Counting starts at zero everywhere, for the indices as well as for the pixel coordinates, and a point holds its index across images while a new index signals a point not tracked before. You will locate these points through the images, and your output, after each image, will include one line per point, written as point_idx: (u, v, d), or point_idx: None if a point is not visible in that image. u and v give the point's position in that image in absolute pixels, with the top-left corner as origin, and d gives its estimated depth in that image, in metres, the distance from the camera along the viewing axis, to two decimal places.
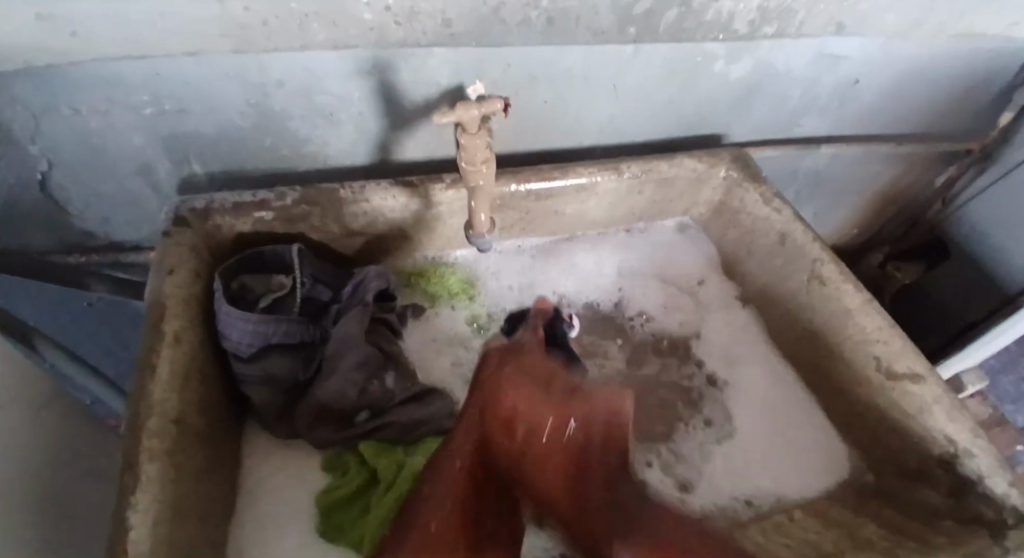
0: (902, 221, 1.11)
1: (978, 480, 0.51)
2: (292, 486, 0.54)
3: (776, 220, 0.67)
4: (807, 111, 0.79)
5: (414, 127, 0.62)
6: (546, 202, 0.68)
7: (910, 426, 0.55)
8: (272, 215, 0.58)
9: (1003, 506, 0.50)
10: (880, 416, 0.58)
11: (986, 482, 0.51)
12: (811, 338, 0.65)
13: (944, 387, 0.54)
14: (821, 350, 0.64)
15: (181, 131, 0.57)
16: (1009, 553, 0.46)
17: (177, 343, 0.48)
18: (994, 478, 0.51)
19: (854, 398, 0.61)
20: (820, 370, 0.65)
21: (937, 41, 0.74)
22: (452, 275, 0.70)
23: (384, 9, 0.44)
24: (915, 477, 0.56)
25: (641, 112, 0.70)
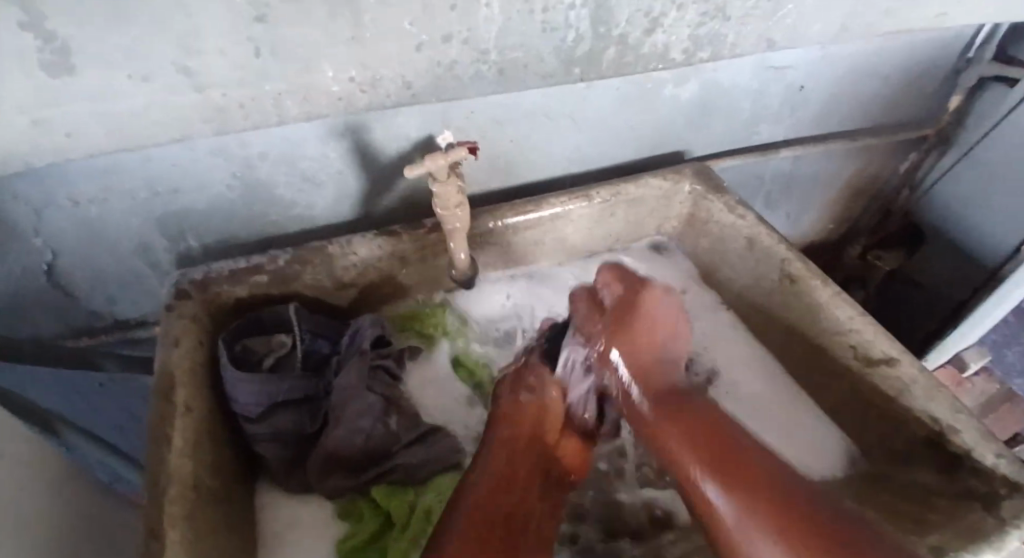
0: (875, 212, 1.15)
1: (968, 453, 0.52)
2: (309, 536, 0.56)
3: (742, 225, 0.70)
4: (760, 120, 0.84)
5: (392, 180, 0.66)
6: (524, 234, 0.71)
7: (893, 407, 0.57)
8: (266, 277, 0.61)
9: (995, 477, 0.50)
10: (866, 401, 0.61)
11: (975, 454, 0.52)
12: (792, 334, 0.67)
13: (921, 366, 0.56)
14: (803, 343, 0.67)
15: (174, 210, 0.61)
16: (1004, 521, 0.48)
17: (187, 410, 0.50)
18: (982, 449, 0.51)
19: (841, 387, 0.64)
20: (806, 365, 0.68)
21: (869, 41, 0.79)
22: (444, 313, 0.73)
23: (349, 81, 0.48)
24: (908, 458, 0.58)
25: (603, 140, 0.74)
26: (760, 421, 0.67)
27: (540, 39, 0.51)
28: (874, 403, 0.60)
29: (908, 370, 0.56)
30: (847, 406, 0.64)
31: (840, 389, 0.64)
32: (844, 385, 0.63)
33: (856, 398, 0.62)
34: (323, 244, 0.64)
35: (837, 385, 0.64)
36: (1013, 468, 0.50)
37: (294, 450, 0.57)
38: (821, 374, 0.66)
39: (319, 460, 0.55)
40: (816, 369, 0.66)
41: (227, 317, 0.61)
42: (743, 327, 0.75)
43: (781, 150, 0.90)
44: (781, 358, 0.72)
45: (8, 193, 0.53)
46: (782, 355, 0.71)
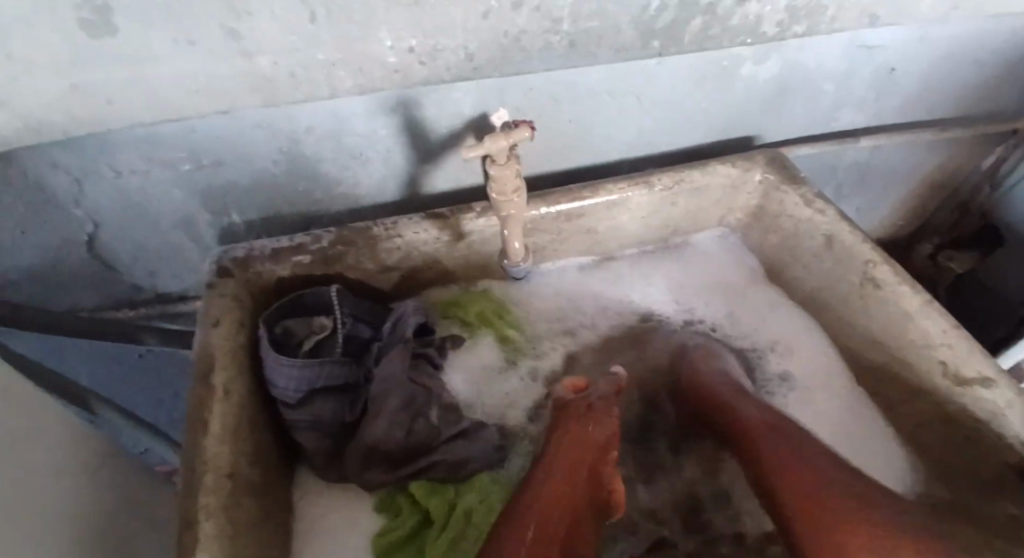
0: (951, 209, 1.06)
1: None
2: (347, 526, 0.54)
3: (820, 222, 0.64)
4: (843, 104, 0.76)
5: (441, 159, 0.62)
6: (578, 222, 0.67)
7: (986, 433, 0.52)
8: (309, 258, 0.58)
9: None
10: (953, 425, 0.55)
11: None
12: (870, 345, 0.61)
13: (1018, 390, 0.49)
14: (882, 355, 0.60)
15: (217, 183, 0.58)
16: None
17: (226, 396, 0.48)
18: None
19: (921, 407, 0.58)
20: (885, 380, 0.62)
21: (976, 20, 0.70)
22: (489, 301, 0.69)
23: (406, 49, 0.44)
24: (994, 489, 0.53)
25: (669, 122, 0.68)
26: (823, 438, 0.63)
27: (619, 7, 0.46)
28: (961, 429, 0.54)
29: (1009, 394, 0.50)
30: (931, 428, 0.58)
31: (922, 409, 0.58)
32: (929, 406, 0.57)
33: (939, 420, 0.56)
34: (367, 225, 0.61)
35: (920, 404, 0.58)
36: None
37: (333, 440, 0.55)
38: (903, 393, 0.60)
39: (359, 453, 0.53)
40: (894, 384, 0.60)
41: (269, 297, 0.59)
42: (811, 333, 0.69)
43: (860, 139, 0.82)
44: (854, 368, 0.66)
45: (50, 161, 0.51)
46: (857, 366, 0.65)
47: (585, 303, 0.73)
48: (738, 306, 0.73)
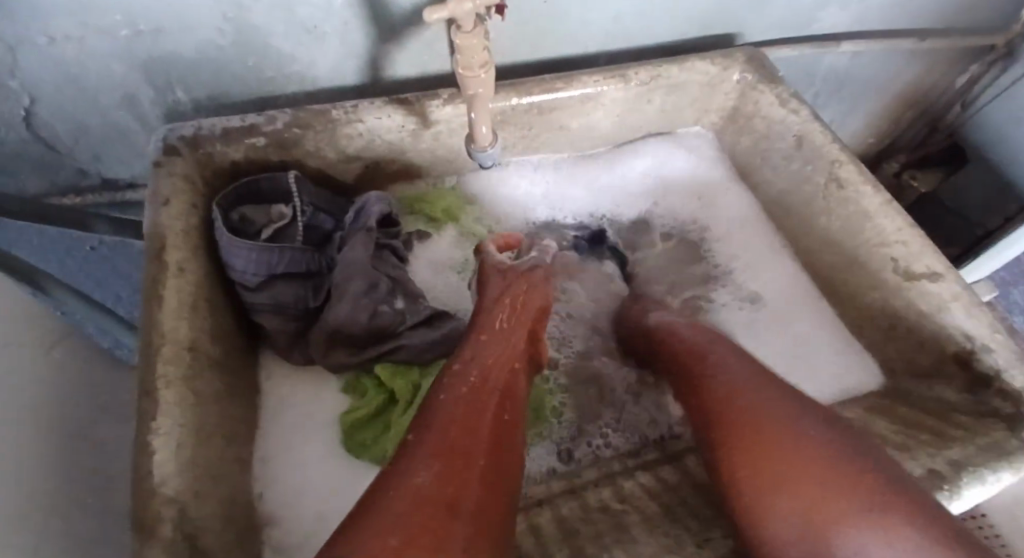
0: (921, 128, 1.06)
1: (997, 375, 0.50)
2: (313, 404, 0.55)
3: (792, 121, 0.63)
4: (828, 3, 0.73)
5: (405, 39, 0.58)
6: (549, 116, 0.64)
7: (925, 325, 0.54)
8: (264, 141, 0.55)
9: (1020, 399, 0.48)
10: (897, 318, 0.57)
11: (1006, 376, 0.49)
12: (828, 246, 0.63)
13: (964, 284, 0.53)
14: (839, 255, 0.62)
15: (159, 54, 0.53)
16: None
17: (181, 273, 0.47)
18: (1013, 371, 0.49)
19: (868, 301, 0.61)
20: (839, 278, 0.63)
21: None
22: (455, 197, 0.68)
23: None
24: (930, 375, 0.56)
25: (648, 10, 0.65)
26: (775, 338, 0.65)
27: None
28: (903, 320, 0.57)
29: (952, 287, 0.52)
30: (875, 322, 0.61)
31: (869, 304, 0.60)
32: (876, 301, 0.59)
33: (883, 313, 0.59)
34: (326, 108, 0.56)
35: (867, 299, 0.60)
36: None
37: (298, 324, 0.55)
38: (854, 289, 0.62)
39: (322, 335, 0.53)
40: (846, 280, 0.62)
41: (222, 181, 0.56)
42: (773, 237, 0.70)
43: (842, 44, 0.80)
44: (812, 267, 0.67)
45: None
46: (817, 266, 0.66)
47: (569, 200, 0.72)
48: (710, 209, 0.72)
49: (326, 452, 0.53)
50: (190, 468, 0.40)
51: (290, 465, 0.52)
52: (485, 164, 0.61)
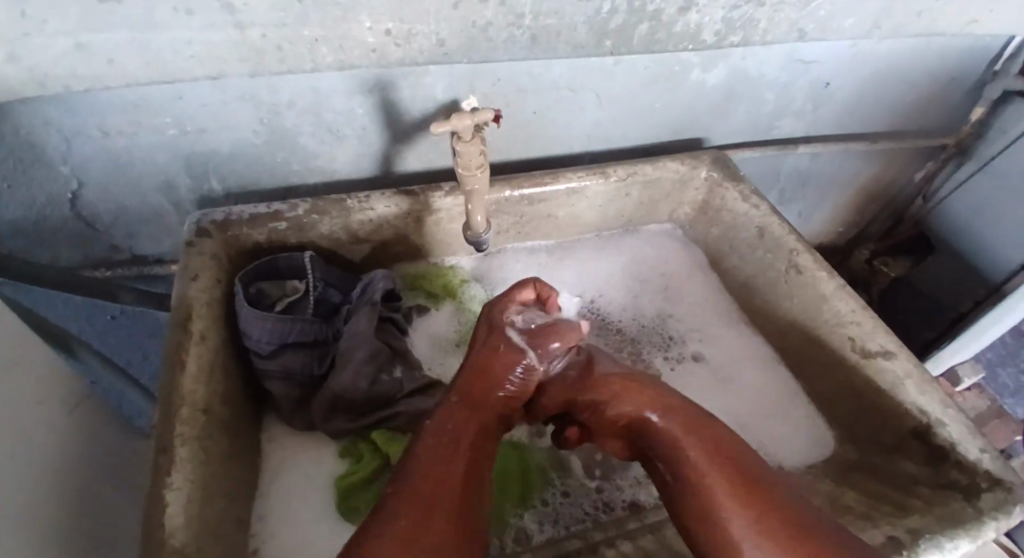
0: (887, 218, 1.15)
1: (952, 448, 0.52)
2: (312, 466, 0.58)
3: (754, 215, 0.71)
4: (783, 113, 0.84)
5: (414, 141, 0.67)
6: (540, 206, 0.72)
7: (885, 401, 0.57)
8: (285, 225, 0.63)
9: (976, 471, 0.50)
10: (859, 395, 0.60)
11: (960, 449, 0.52)
12: (796, 327, 0.67)
13: (915, 362, 0.56)
14: (805, 335, 0.66)
15: (199, 148, 0.62)
16: (983, 517, 0.47)
17: (202, 340, 0.52)
18: (966, 445, 0.52)
19: (832, 378, 0.63)
20: (807, 354, 0.66)
21: (899, 42, 0.79)
22: (453, 276, 0.74)
23: (385, 33, 0.50)
24: (894, 450, 0.58)
25: (625, 118, 0.74)
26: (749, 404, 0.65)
27: (574, 6, 0.52)
28: (864, 395, 0.60)
29: (903, 364, 0.56)
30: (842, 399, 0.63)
31: (836, 379, 0.63)
32: (840, 377, 0.62)
33: (847, 390, 0.62)
34: (344, 199, 0.65)
35: (831, 376, 0.63)
36: (996, 464, 0.50)
37: (302, 390, 0.59)
38: (819, 366, 0.65)
39: (324, 401, 0.57)
40: (814, 356, 0.65)
41: (245, 258, 0.63)
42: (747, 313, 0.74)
43: (800, 146, 0.90)
44: (782, 342, 0.70)
45: (39, 117, 0.54)
46: (788, 341, 0.69)
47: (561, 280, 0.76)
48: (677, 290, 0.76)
49: (322, 514, 0.55)
50: (198, 523, 0.43)
51: (286, 526, 0.54)
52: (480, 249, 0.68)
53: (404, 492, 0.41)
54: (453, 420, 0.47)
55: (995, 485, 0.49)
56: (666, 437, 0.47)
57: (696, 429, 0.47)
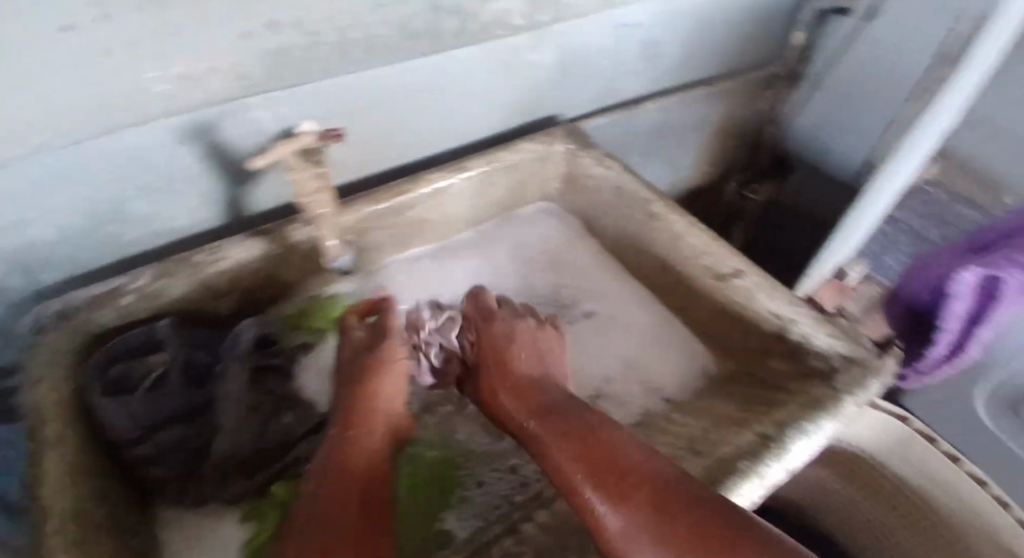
0: (745, 146, 1.23)
1: (806, 341, 0.56)
2: (218, 537, 0.56)
3: (608, 176, 0.74)
4: (622, 76, 0.88)
5: (258, 178, 0.65)
6: (407, 213, 0.70)
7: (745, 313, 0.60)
8: (134, 298, 0.58)
9: (830, 356, 0.54)
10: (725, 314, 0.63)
11: (812, 340, 0.55)
12: (665, 272, 0.69)
13: (762, 274, 0.60)
14: (671, 274, 0.68)
15: (17, 244, 0.54)
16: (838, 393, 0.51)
17: (59, 443, 0.48)
18: (818, 335, 0.55)
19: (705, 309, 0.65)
20: (680, 292, 0.68)
21: None
22: (337, 305, 0.67)
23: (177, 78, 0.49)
24: (761, 355, 0.61)
25: (471, 112, 0.76)
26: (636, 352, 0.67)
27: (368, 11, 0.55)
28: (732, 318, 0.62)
29: (749, 279, 0.60)
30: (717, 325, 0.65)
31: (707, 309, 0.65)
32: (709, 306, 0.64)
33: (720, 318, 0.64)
34: (193, 254, 0.61)
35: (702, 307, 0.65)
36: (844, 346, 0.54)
37: (185, 465, 0.56)
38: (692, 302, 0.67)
39: (212, 469, 0.55)
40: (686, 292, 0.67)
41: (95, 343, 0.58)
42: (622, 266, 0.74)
43: (646, 103, 0.95)
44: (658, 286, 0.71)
45: None
46: (662, 285, 0.70)
47: (444, 282, 0.75)
48: (559, 263, 0.77)
49: None
50: None
51: None
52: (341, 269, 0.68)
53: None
54: (336, 458, 0.44)
55: (848, 364, 0.52)
56: (537, 443, 0.45)
57: (550, 442, 0.45)
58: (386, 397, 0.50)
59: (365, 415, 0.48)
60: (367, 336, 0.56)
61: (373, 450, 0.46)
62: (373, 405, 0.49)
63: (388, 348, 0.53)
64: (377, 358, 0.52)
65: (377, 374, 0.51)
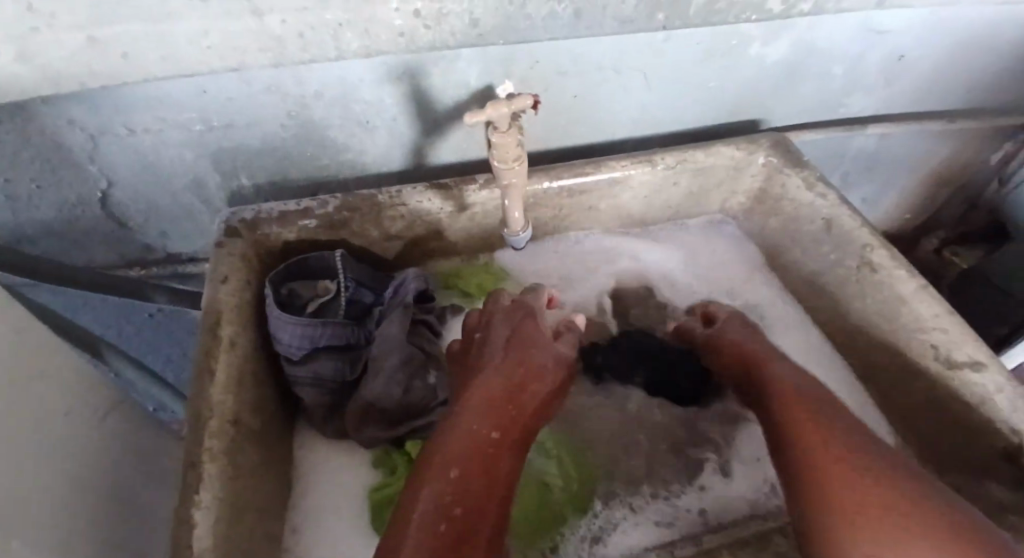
0: (958, 203, 1.01)
1: None
2: (346, 476, 0.57)
3: (821, 205, 0.64)
4: (852, 89, 0.74)
5: (446, 132, 0.63)
6: (580, 198, 0.67)
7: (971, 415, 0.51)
8: (315, 222, 0.59)
9: None
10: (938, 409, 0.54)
11: None
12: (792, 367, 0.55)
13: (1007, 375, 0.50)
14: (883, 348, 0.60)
15: (228, 146, 0.59)
16: None
17: (232, 348, 0.50)
18: None
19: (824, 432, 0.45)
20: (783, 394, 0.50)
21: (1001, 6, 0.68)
22: (488, 272, 0.70)
23: (399, 34, 0.46)
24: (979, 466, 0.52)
25: (677, 98, 0.67)
26: None
27: None
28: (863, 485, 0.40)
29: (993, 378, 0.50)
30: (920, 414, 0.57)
31: (804, 452, 0.44)
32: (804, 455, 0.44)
33: (836, 473, 0.41)
34: (372, 192, 0.61)
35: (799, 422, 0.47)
36: None
37: (335, 397, 0.57)
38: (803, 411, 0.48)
39: (356, 410, 0.55)
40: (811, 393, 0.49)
41: (275, 258, 0.60)
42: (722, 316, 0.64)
43: (868, 127, 0.80)
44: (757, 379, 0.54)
45: (61, 114, 0.53)
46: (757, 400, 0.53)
47: (598, 281, 0.73)
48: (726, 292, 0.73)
49: (353, 526, 0.54)
50: (225, 546, 0.41)
51: (320, 538, 0.53)
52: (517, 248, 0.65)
53: (459, 454, 0.41)
54: (479, 395, 0.46)
55: None
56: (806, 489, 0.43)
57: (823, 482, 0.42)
58: (536, 369, 0.51)
59: (516, 376, 0.49)
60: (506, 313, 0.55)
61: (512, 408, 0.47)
62: (514, 363, 0.50)
63: (541, 335, 0.54)
64: (525, 338, 0.53)
65: (528, 347, 0.52)
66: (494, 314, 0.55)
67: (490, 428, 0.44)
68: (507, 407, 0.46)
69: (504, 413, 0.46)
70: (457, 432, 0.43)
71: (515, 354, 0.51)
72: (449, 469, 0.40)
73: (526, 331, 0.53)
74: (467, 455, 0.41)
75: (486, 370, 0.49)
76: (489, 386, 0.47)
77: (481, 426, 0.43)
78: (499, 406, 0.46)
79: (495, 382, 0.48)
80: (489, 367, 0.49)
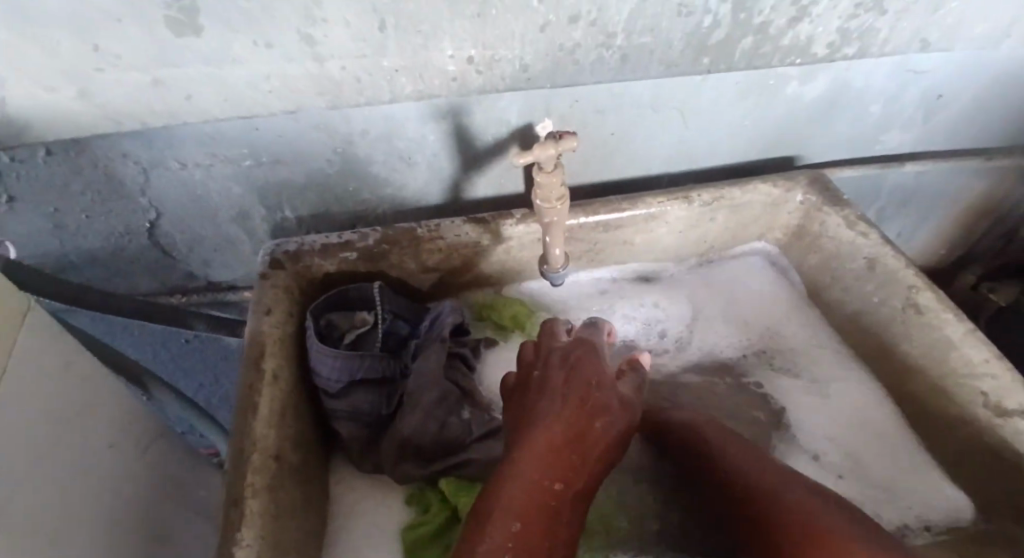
0: (996, 237, 0.98)
1: None
2: (382, 512, 0.57)
3: (862, 244, 0.64)
4: (889, 126, 0.74)
5: (485, 168, 0.63)
6: (616, 233, 0.67)
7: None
8: (355, 255, 0.60)
9: None
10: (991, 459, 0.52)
11: None
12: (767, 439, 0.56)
13: None
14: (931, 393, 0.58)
15: (275, 180, 0.60)
16: None
17: (274, 381, 0.51)
18: None
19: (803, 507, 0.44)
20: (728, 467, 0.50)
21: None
22: (522, 305, 0.70)
23: (451, 78, 0.47)
24: None
25: (714, 135, 0.68)
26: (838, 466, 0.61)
27: (671, 21, 0.46)
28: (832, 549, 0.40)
29: None
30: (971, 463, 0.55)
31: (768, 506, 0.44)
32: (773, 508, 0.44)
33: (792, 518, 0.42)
34: (411, 225, 0.62)
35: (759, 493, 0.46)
36: None
37: (371, 431, 0.57)
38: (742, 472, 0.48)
39: (392, 445, 0.55)
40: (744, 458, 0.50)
41: (315, 290, 0.61)
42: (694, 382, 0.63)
43: (906, 164, 0.79)
44: (702, 449, 0.53)
45: (118, 149, 0.55)
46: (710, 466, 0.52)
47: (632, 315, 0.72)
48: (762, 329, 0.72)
49: None
50: None
51: None
52: (555, 283, 0.65)
53: (519, 505, 0.42)
54: (538, 439, 0.46)
55: None
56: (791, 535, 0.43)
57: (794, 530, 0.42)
58: (599, 409, 0.50)
59: (578, 417, 0.49)
60: (564, 350, 0.55)
61: (572, 452, 0.46)
62: (574, 403, 0.50)
63: (600, 372, 0.53)
64: (584, 376, 0.52)
65: (588, 385, 0.51)
66: (552, 352, 0.55)
67: (548, 476, 0.44)
68: (566, 452, 0.46)
69: (563, 458, 0.46)
70: (517, 479, 0.43)
71: (574, 393, 0.50)
72: (513, 525, 0.40)
73: (586, 369, 0.52)
74: (526, 505, 0.42)
75: (547, 410, 0.49)
76: (550, 429, 0.47)
77: (542, 475, 0.44)
78: (557, 451, 0.46)
79: (555, 423, 0.48)
80: (551, 407, 0.49)
